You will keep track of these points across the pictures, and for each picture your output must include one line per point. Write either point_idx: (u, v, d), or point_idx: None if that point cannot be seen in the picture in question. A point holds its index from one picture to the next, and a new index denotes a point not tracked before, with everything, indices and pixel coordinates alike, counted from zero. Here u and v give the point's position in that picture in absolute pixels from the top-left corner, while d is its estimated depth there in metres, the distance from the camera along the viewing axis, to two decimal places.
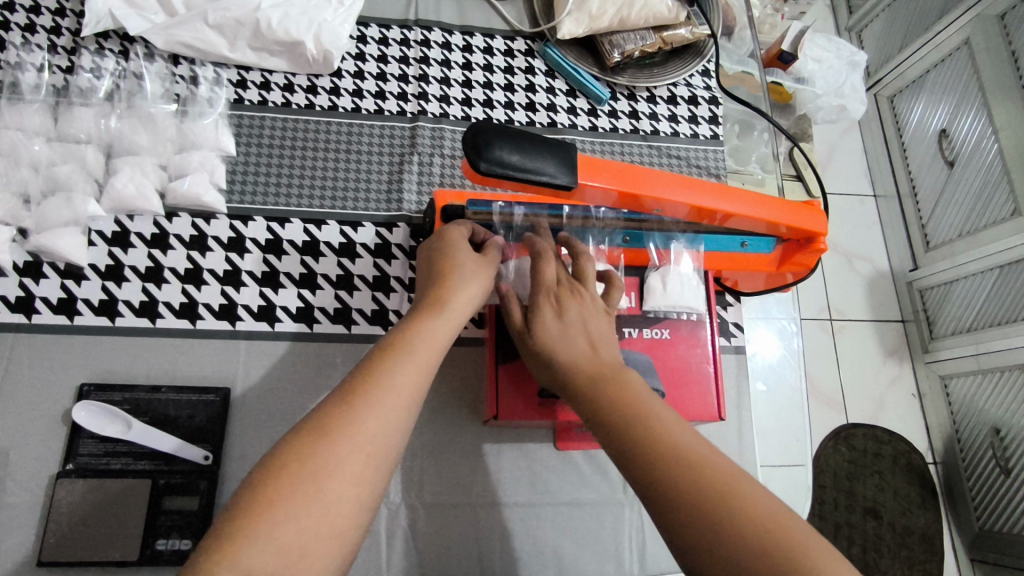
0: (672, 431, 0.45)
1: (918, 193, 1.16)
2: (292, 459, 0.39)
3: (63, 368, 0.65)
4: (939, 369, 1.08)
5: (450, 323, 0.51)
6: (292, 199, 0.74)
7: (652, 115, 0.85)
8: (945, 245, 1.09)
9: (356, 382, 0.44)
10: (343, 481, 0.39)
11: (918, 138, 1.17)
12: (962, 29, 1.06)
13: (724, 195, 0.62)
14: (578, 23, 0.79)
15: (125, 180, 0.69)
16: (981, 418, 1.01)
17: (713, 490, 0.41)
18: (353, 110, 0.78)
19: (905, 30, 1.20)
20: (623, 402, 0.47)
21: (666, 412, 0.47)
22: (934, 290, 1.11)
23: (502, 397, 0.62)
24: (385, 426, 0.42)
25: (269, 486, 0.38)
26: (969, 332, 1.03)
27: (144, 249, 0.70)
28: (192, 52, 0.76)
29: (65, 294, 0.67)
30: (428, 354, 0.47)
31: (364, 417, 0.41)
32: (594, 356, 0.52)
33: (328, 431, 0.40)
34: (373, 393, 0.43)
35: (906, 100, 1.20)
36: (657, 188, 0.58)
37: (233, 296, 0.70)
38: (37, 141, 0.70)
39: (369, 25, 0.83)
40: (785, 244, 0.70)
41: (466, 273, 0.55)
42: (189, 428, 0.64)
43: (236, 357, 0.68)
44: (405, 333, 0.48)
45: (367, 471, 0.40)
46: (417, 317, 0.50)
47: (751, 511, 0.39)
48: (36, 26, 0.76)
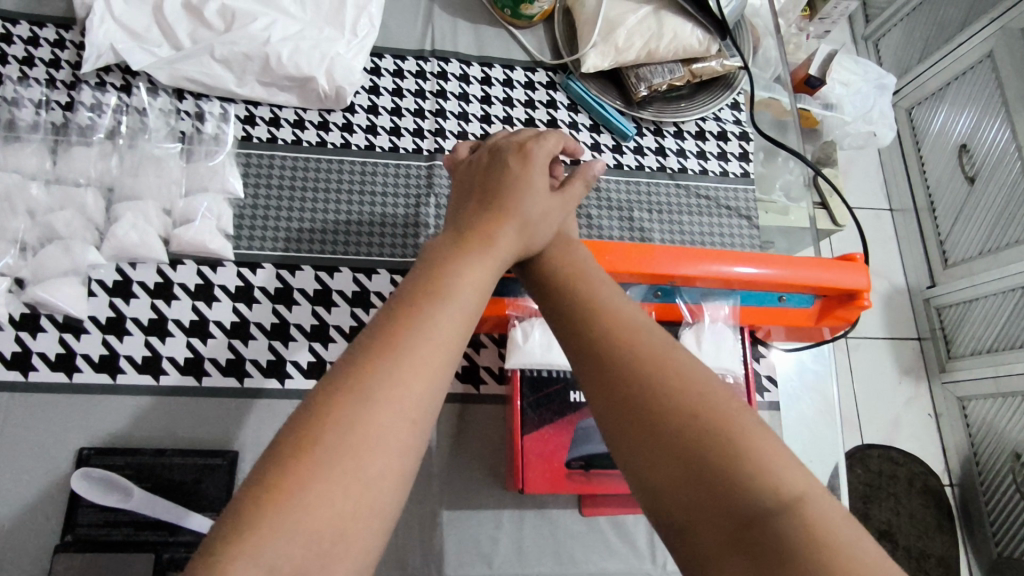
0: (641, 347, 0.44)
1: (935, 208, 1.19)
2: (284, 473, 0.34)
3: (62, 430, 0.62)
4: (958, 392, 1.11)
5: (488, 267, 0.46)
6: (302, 243, 0.70)
7: (680, 151, 0.80)
8: (964, 262, 1.12)
9: (336, 391, 0.37)
10: (385, 448, 0.36)
11: (939, 145, 1.18)
12: (985, 43, 1.07)
13: (744, 260, 0.63)
14: (603, 56, 0.75)
15: (127, 228, 0.65)
16: (1001, 443, 1.03)
17: (721, 434, 0.39)
18: (366, 147, 0.74)
19: (925, 41, 1.21)
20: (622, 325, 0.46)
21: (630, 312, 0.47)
22: (951, 308, 1.14)
23: (529, 468, 0.57)
24: (361, 436, 0.35)
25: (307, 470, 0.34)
26: (989, 352, 1.06)
27: (147, 299, 0.66)
28: (198, 87, 0.71)
29: (63, 349, 0.64)
30: (472, 300, 0.44)
31: (399, 379, 0.38)
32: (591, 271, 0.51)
33: (359, 395, 0.37)
34: (350, 401, 0.36)
35: (927, 110, 1.21)
36: (668, 261, 0.61)
37: (240, 350, 0.66)
38: (35, 185, 0.66)
39: (383, 55, 0.78)
40: (824, 297, 0.66)
41: (535, 180, 0.53)
42: (195, 494, 0.61)
43: (244, 418, 0.64)
44: (444, 277, 0.44)
45: (408, 440, 0.37)
46: (390, 316, 0.41)
47: (725, 420, 0.40)
48: (34, 59, 0.72)
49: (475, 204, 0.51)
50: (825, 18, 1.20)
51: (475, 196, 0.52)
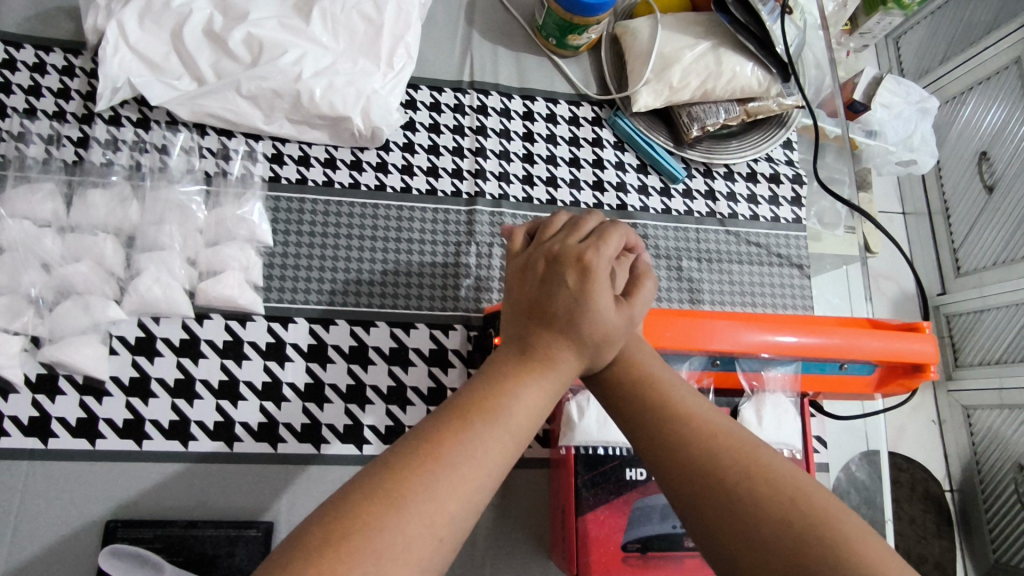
0: (711, 441, 0.41)
1: (950, 214, 1.13)
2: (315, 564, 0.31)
3: (85, 502, 0.58)
4: (963, 400, 1.06)
5: (542, 389, 0.41)
6: (337, 295, 0.66)
7: (730, 195, 0.77)
8: (976, 273, 1.07)
9: (377, 491, 0.34)
10: (416, 560, 0.33)
11: (958, 150, 1.12)
12: (1012, 47, 1.01)
13: (809, 328, 0.60)
14: (656, 94, 0.71)
15: (150, 282, 0.61)
16: (1005, 452, 1.00)
17: (802, 522, 0.37)
18: (402, 189, 0.70)
19: (948, 43, 1.14)
20: (691, 418, 0.43)
21: (696, 399, 0.45)
22: (962, 317, 1.10)
23: (586, 552, 0.55)
24: (403, 542, 0.32)
25: (318, 546, 0.31)
26: (995, 365, 1.02)
27: (172, 357, 0.62)
28: (220, 123, 0.66)
29: (85, 413, 0.60)
30: (519, 416, 0.40)
31: (438, 482, 0.35)
32: (656, 374, 0.47)
33: (397, 491, 0.34)
34: (391, 504, 0.33)
35: (948, 113, 1.14)
36: (726, 334, 0.58)
37: (273, 413, 0.62)
38: (49, 235, 0.61)
39: (419, 87, 0.73)
40: (885, 366, 0.63)
41: (601, 290, 0.44)
42: (228, 568, 0.58)
43: (279, 485, 0.61)
44: (494, 389, 0.40)
45: (433, 548, 0.33)
46: (444, 423, 0.38)
47: (808, 507, 0.37)
48: (41, 89, 0.66)
49: (532, 317, 0.44)
50: (866, 33, 1.14)
51: (529, 303, 0.45)
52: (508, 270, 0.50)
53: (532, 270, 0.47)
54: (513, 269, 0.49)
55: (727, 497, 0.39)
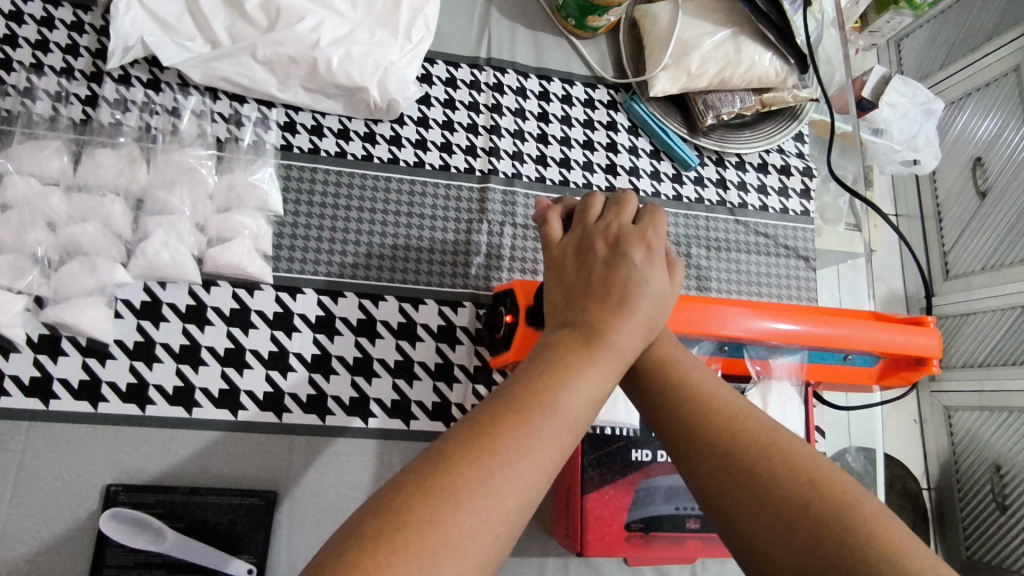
0: (742, 430, 0.42)
1: (942, 218, 1.15)
2: (375, 556, 0.31)
3: (86, 464, 0.57)
4: (945, 401, 1.09)
5: (594, 378, 0.41)
6: (347, 267, 0.65)
7: (741, 184, 0.77)
8: (964, 276, 1.09)
9: (429, 485, 0.34)
10: (470, 551, 0.33)
11: (953, 156, 1.13)
12: (1013, 55, 1.02)
13: (821, 320, 0.60)
14: (673, 80, 0.71)
15: (158, 246, 0.60)
16: (982, 453, 1.02)
17: (826, 506, 0.37)
18: (415, 164, 0.69)
19: (949, 46, 1.14)
20: (721, 409, 0.44)
21: (726, 390, 0.46)
22: (950, 319, 1.12)
23: (589, 530, 0.55)
24: (459, 535, 0.33)
25: (373, 543, 0.31)
26: (979, 367, 1.04)
27: (178, 323, 0.61)
28: (234, 88, 0.65)
29: (87, 375, 0.59)
30: (575, 405, 0.39)
31: (490, 475, 0.35)
32: (692, 366, 0.47)
33: (450, 485, 0.34)
34: (446, 497, 0.34)
35: (946, 117, 1.15)
36: (740, 320, 0.59)
37: (279, 383, 0.62)
38: (55, 193, 0.60)
39: (436, 61, 0.72)
40: (887, 359, 0.64)
41: (649, 282, 0.45)
42: (230, 536, 0.58)
43: (283, 455, 0.61)
44: (545, 379, 0.40)
45: (488, 540, 0.34)
46: (492, 415, 0.38)
47: (832, 489, 0.38)
48: (49, 44, 0.64)
49: (578, 307, 0.44)
50: (875, 31, 1.15)
51: (575, 294, 0.45)
52: (551, 258, 0.50)
53: (579, 263, 0.48)
54: (555, 260, 0.49)
55: (758, 485, 0.39)
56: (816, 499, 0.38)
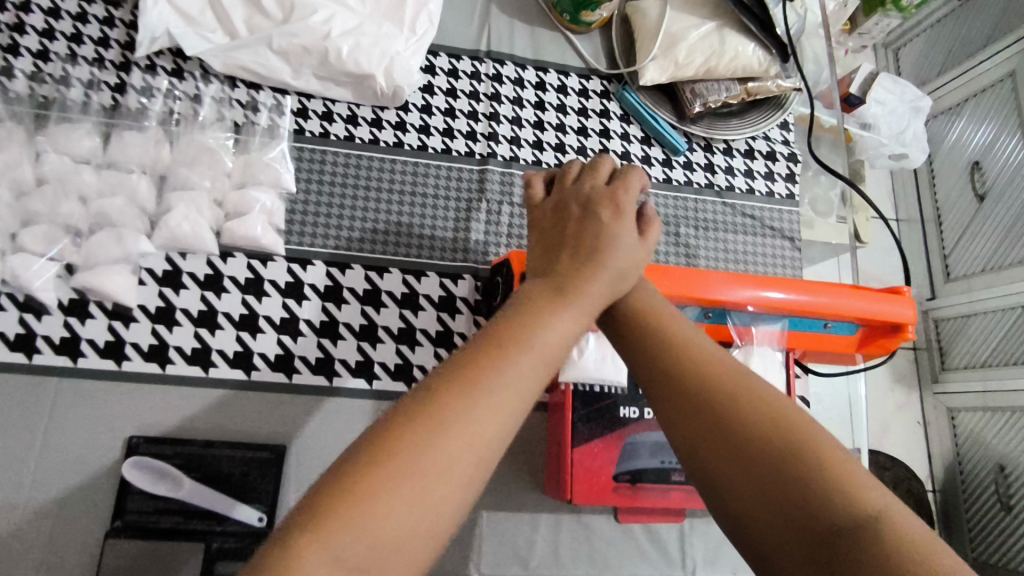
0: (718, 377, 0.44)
1: (942, 222, 1.18)
2: (357, 484, 0.32)
3: (111, 418, 0.62)
4: (949, 402, 1.11)
5: (569, 319, 0.43)
6: (354, 241, 0.70)
7: (729, 169, 0.81)
8: (964, 278, 1.12)
9: (412, 413, 0.35)
10: (449, 479, 0.34)
11: (950, 161, 1.17)
12: (1008, 61, 1.06)
13: (801, 288, 0.64)
14: (662, 70, 0.75)
15: (179, 219, 0.65)
16: (986, 454, 1.04)
17: (796, 450, 0.39)
18: (419, 147, 0.74)
19: (946, 54, 1.18)
20: (698, 359, 0.46)
21: (704, 342, 0.48)
22: (950, 321, 1.14)
23: (577, 480, 0.59)
24: (440, 464, 0.34)
25: (358, 472, 0.33)
26: (981, 367, 1.07)
27: (196, 290, 0.66)
28: (252, 77, 0.70)
29: (112, 336, 0.64)
30: (555, 342, 0.41)
31: (470, 406, 0.36)
32: (669, 317, 0.50)
33: (431, 416, 0.35)
34: (426, 429, 0.35)
35: (942, 125, 1.19)
36: (721, 287, 0.62)
37: (289, 346, 0.66)
38: (87, 170, 0.65)
39: (439, 53, 0.77)
40: (867, 327, 0.68)
41: (620, 239, 0.49)
42: (242, 487, 0.62)
43: (293, 412, 0.65)
44: (523, 321, 0.42)
45: (468, 468, 0.35)
46: (473, 352, 0.39)
47: (802, 435, 0.40)
48: (83, 36, 0.70)
49: (555, 258, 0.48)
50: (866, 33, 1.19)
51: (551, 248, 0.50)
52: (534, 220, 0.54)
53: (557, 220, 0.52)
54: (535, 220, 0.54)
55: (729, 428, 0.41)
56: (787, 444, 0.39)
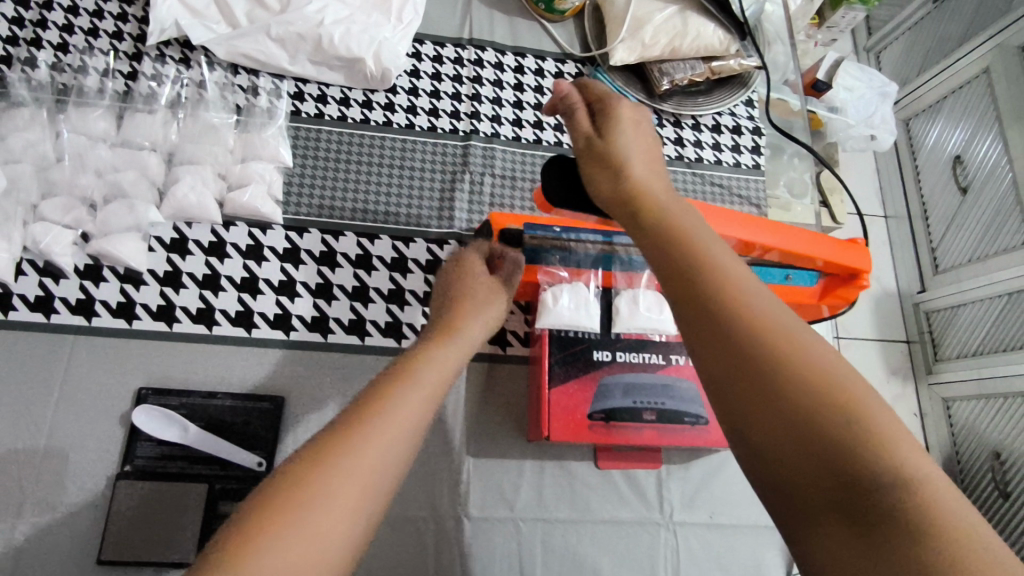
0: (748, 304, 0.39)
1: (928, 216, 1.11)
2: (284, 498, 0.36)
3: (123, 371, 0.67)
4: (944, 392, 1.01)
5: (452, 353, 0.51)
6: (347, 211, 0.75)
7: (697, 142, 0.86)
8: (952, 270, 1.04)
9: (328, 439, 0.39)
10: (366, 484, 0.38)
11: (932, 158, 1.12)
12: (985, 55, 1.02)
13: (769, 232, 0.67)
14: (630, 51, 0.81)
15: (186, 189, 0.71)
16: (981, 441, 0.95)
17: (822, 395, 0.35)
18: (407, 126, 0.80)
19: (925, 54, 1.15)
20: (725, 283, 0.40)
21: (742, 271, 0.41)
22: (939, 314, 1.05)
23: (554, 418, 0.63)
24: (360, 474, 0.38)
25: (285, 490, 0.36)
26: (974, 356, 0.98)
27: (201, 256, 0.71)
28: (252, 63, 0.77)
29: (124, 298, 0.69)
30: (441, 373, 0.47)
31: (381, 421, 0.41)
32: (688, 230, 0.45)
33: (345, 437, 0.39)
34: (342, 445, 0.39)
35: (922, 122, 1.15)
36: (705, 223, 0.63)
37: (288, 306, 0.71)
38: (102, 147, 0.71)
39: (424, 42, 0.84)
40: (826, 277, 0.73)
41: (624, 169, 0.51)
42: (243, 434, 0.66)
43: (292, 366, 0.70)
44: (415, 358, 0.48)
45: (382, 475, 0.39)
46: (380, 382, 0.44)
47: (831, 382, 0.35)
48: (98, 31, 0.77)
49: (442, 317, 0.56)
50: (833, 27, 1.21)
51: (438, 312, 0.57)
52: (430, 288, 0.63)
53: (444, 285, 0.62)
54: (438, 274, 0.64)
55: (756, 360, 0.36)
56: (814, 386, 0.35)
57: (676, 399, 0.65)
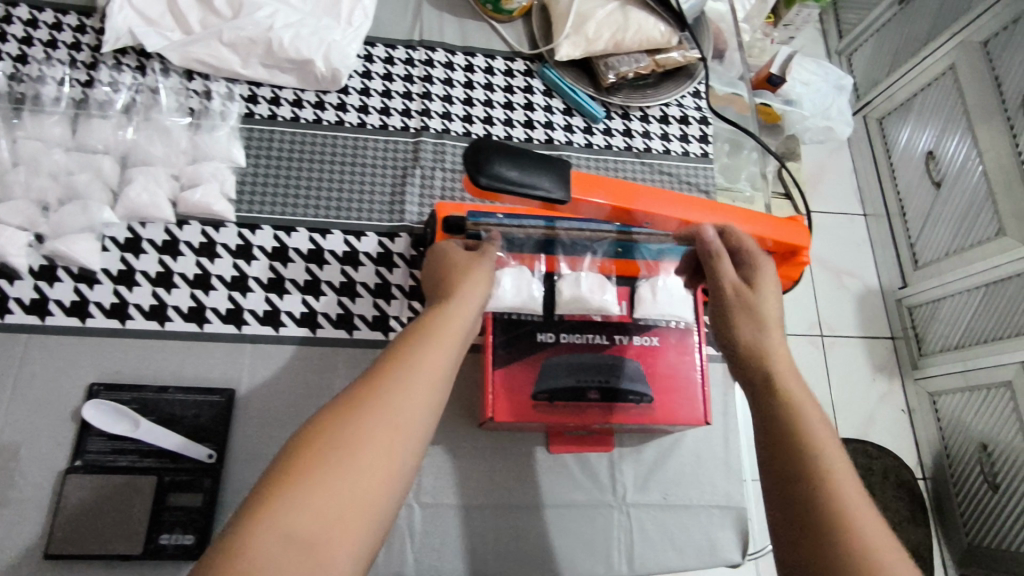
0: (814, 442, 0.44)
1: (906, 212, 1.22)
2: (294, 476, 0.39)
3: (75, 368, 0.68)
4: (928, 386, 1.13)
5: (458, 315, 0.52)
6: (299, 208, 0.77)
7: (645, 133, 0.88)
8: (933, 263, 1.14)
9: (335, 415, 0.43)
10: (374, 463, 0.41)
11: (907, 159, 1.22)
12: (947, 55, 1.12)
13: (711, 210, 0.65)
14: (575, 46, 0.84)
15: (139, 190, 0.72)
16: (968, 433, 1.06)
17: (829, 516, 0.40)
18: (358, 125, 0.82)
19: (893, 55, 1.26)
20: (795, 421, 0.45)
21: (816, 413, 0.46)
22: (922, 308, 1.16)
23: (498, 399, 0.64)
24: (368, 455, 0.41)
25: (295, 464, 0.40)
26: (955, 350, 1.09)
27: (155, 255, 0.73)
28: (206, 68, 0.79)
29: (78, 297, 0.70)
30: (452, 341, 0.50)
31: (387, 400, 0.44)
32: (785, 367, 0.49)
33: (351, 417, 0.42)
34: (350, 424, 0.42)
35: (895, 124, 1.25)
36: (645, 201, 0.62)
37: (240, 301, 0.73)
38: (57, 151, 0.73)
39: (376, 44, 0.86)
40: (770, 257, 0.73)
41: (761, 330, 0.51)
42: (194, 427, 0.67)
43: (242, 359, 0.71)
44: (422, 325, 0.50)
45: (389, 451, 0.42)
46: (390, 359, 0.47)
47: (845, 515, 0.40)
48: (57, 42, 0.80)
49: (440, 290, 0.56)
50: (790, 24, 1.26)
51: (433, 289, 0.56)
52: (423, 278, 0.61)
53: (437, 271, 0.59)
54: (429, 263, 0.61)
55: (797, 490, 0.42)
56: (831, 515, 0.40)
57: (620, 377, 0.66)
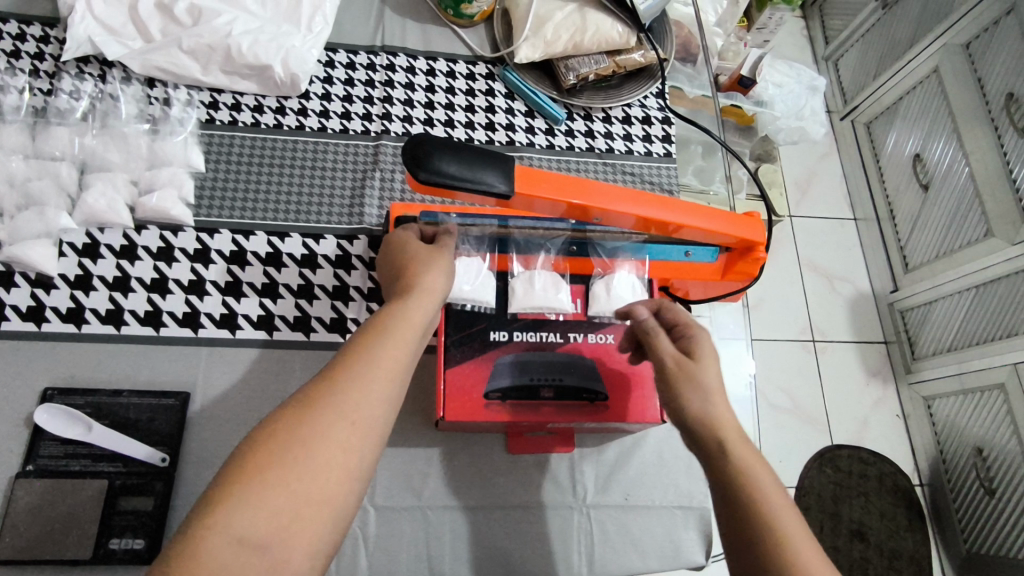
0: (766, 505, 0.44)
1: (895, 215, 1.21)
2: (244, 480, 0.39)
3: (28, 372, 0.68)
4: (923, 391, 1.11)
5: (419, 309, 0.52)
6: (257, 211, 0.77)
7: (608, 134, 0.89)
8: (924, 266, 1.13)
9: (288, 413, 0.42)
10: (328, 464, 0.41)
11: (895, 162, 1.22)
12: (932, 57, 1.11)
13: (667, 206, 0.64)
14: (535, 48, 0.84)
15: (97, 196, 0.73)
16: (963, 438, 1.04)
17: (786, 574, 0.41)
18: (319, 129, 0.82)
19: (878, 61, 1.26)
20: (744, 489, 0.44)
21: (767, 472, 0.46)
22: (914, 311, 1.15)
23: (449, 399, 0.63)
24: (322, 454, 0.41)
25: (247, 464, 0.39)
26: (950, 352, 1.06)
27: (113, 259, 0.73)
28: (167, 76, 0.80)
29: (34, 302, 0.70)
30: (409, 338, 0.49)
31: (343, 397, 0.43)
32: (733, 429, 0.48)
33: (301, 418, 0.42)
34: (300, 425, 0.41)
35: (882, 127, 1.25)
36: (602, 197, 0.61)
37: (196, 304, 0.73)
38: (15, 159, 0.74)
39: (337, 50, 0.87)
40: (728, 253, 0.73)
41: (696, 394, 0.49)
42: (148, 430, 0.67)
43: (197, 362, 0.71)
44: (381, 320, 0.49)
45: (342, 451, 0.42)
46: (345, 356, 0.46)
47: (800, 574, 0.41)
48: (21, 53, 0.81)
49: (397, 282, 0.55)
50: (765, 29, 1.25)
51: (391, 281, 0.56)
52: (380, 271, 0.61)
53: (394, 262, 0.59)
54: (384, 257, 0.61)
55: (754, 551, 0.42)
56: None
57: (575, 376, 0.65)
